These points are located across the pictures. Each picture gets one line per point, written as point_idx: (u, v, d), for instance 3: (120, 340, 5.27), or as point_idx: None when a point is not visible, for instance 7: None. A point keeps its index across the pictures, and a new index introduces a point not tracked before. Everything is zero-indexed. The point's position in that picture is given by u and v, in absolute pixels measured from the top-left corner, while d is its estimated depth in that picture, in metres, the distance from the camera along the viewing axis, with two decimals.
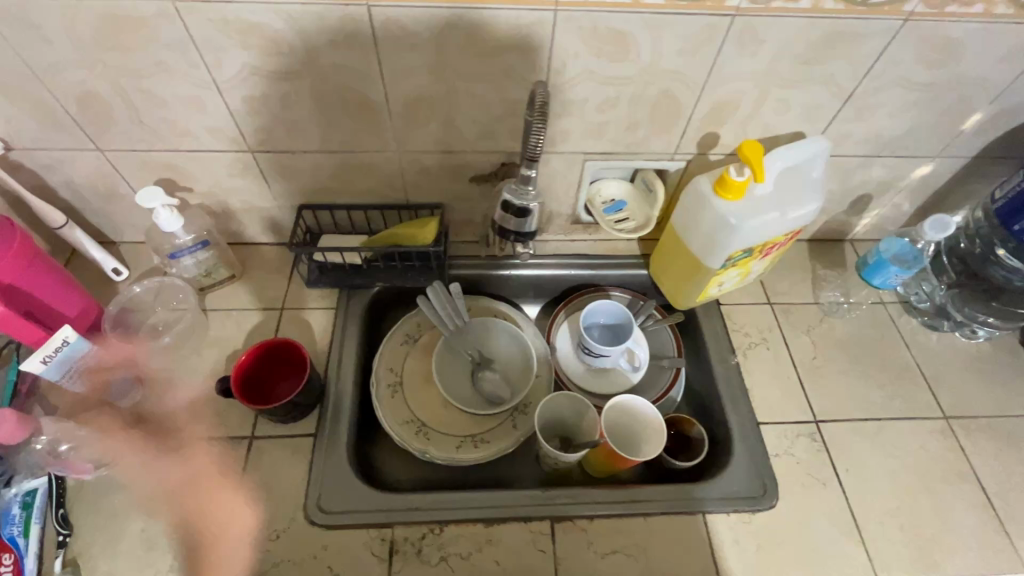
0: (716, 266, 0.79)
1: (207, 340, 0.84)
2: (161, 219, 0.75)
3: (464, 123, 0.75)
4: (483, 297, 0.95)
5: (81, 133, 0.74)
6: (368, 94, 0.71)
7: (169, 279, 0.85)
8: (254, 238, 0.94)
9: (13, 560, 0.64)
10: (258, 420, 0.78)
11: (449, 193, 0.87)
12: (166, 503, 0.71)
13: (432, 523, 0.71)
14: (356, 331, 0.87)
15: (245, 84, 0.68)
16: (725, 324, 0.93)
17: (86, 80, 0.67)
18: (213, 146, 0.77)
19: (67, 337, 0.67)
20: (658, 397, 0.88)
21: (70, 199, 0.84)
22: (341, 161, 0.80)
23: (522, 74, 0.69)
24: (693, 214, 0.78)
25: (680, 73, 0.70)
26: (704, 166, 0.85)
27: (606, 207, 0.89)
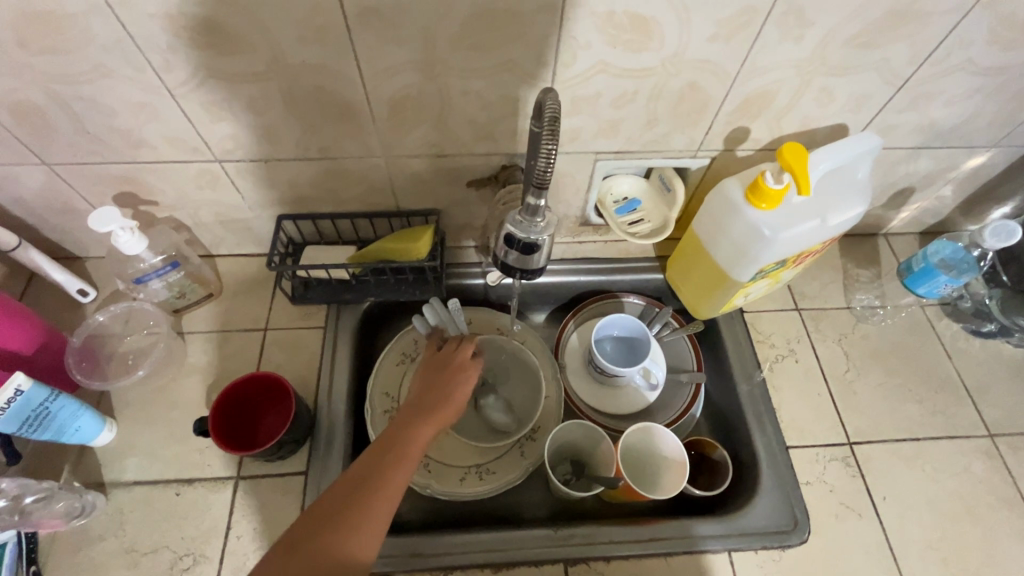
0: (744, 279, 0.71)
1: (185, 369, 0.77)
2: (122, 242, 0.67)
3: (459, 124, 0.65)
4: (485, 309, 0.86)
5: (22, 147, 0.65)
6: (348, 96, 0.61)
7: (138, 304, 0.77)
8: (232, 249, 0.85)
9: None
10: (244, 458, 0.71)
11: (444, 198, 0.78)
12: (147, 556, 0.65)
13: (436, 569, 0.66)
14: (347, 354, 0.79)
15: (203, 89, 0.59)
16: (750, 333, 0.85)
17: (17, 88, 0.57)
18: (175, 157, 0.68)
19: (20, 386, 0.58)
20: (678, 416, 0.80)
21: (22, 216, 0.75)
22: (320, 169, 0.71)
23: (527, 69, 0.59)
24: (720, 223, 0.70)
25: (710, 62, 0.60)
26: (730, 163, 0.76)
27: (618, 207, 0.78)
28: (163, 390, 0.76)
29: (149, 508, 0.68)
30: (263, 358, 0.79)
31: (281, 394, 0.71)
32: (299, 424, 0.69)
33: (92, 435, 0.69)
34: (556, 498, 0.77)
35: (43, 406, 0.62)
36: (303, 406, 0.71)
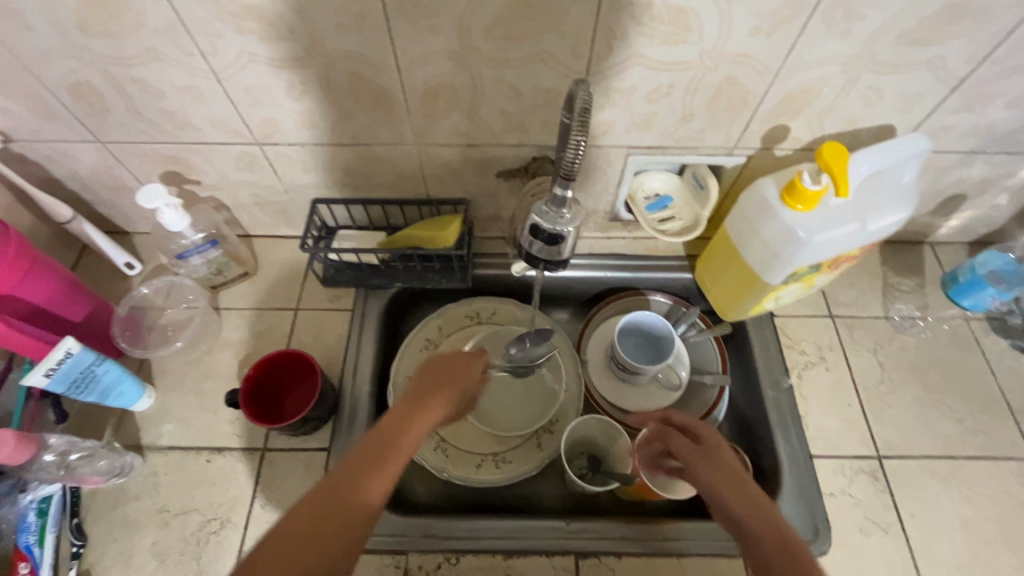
0: (776, 281, 0.69)
1: (220, 343, 0.81)
2: (166, 218, 0.70)
3: (490, 114, 0.66)
4: (509, 300, 0.87)
5: (79, 125, 0.68)
6: (384, 83, 0.62)
7: (179, 279, 0.81)
8: (268, 230, 0.88)
9: (29, 570, 0.62)
10: (271, 431, 0.74)
11: (474, 188, 0.78)
12: (178, 517, 0.69)
13: (447, 551, 0.67)
14: (373, 337, 0.81)
15: (245, 73, 0.61)
16: (779, 338, 0.83)
17: (76, 69, 0.60)
18: (218, 138, 0.70)
19: (69, 350, 0.62)
20: (699, 418, 0.79)
21: (77, 190, 0.80)
22: (354, 154, 0.72)
23: (561, 60, 0.59)
24: (753, 224, 0.68)
25: (750, 57, 0.58)
26: (767, 163, 0.74)
27: (649, 204, 0.78)
28: (199, 362, 0.79)
29: (181, 472, 0.72)
30: (293, 337, 0.81)
31: (307, 372, 0.74)
32: (322, 401, 0.71)
33: (132, 400, 0.73)
34: (572, 492, 0.77)
35: (90, 369, 0.66)
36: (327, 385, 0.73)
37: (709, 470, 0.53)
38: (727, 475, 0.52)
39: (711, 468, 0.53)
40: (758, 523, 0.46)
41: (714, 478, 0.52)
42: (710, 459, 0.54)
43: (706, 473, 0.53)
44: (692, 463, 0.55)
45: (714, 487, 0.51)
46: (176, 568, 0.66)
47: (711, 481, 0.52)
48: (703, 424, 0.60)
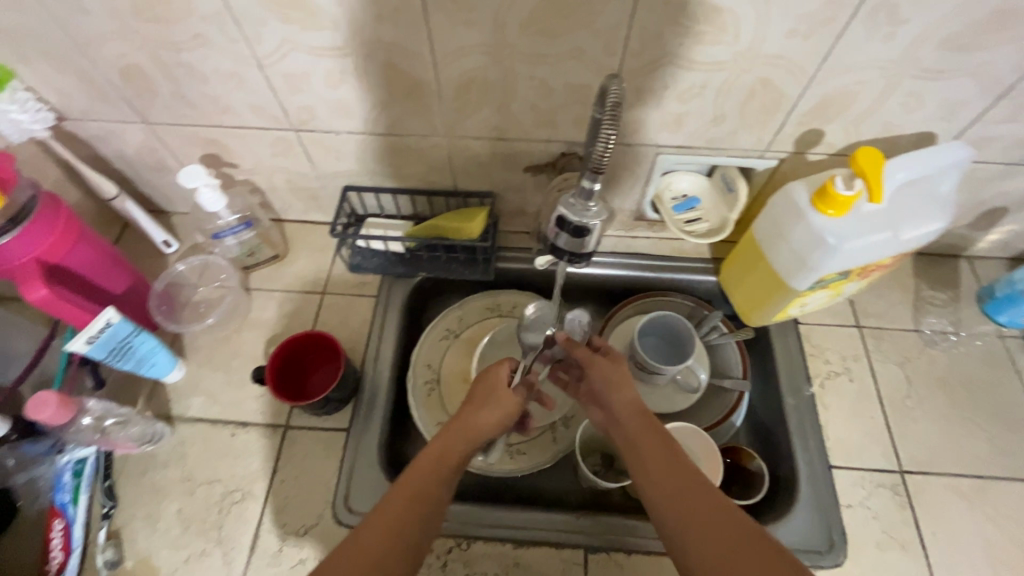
0: (802, 287, 0.68)
1: (249, 322, 0.83)
2: (204, 198, 0.73)
3: (521, 109, 0.66)
4: (530, 295, 0.88)
5: (128, 106, 0.72)
6: (418, 74, 0.63)
7: (213, 258, 0.84)
8: (299, 215, 0.91)
9: (63, 526, 0.66)
10: (293, 410, 0.77)
11: (501, 182, 0.79)
12: (202, 486, 0.72)
13: (459, 537, 0.68)
14: (396, 324, 0.83)
15: (286, 61, 0.63)
16: (803, 346, 0.81)
17: (127, 52, 0.63)
18: (256, 123, 0.72)
19: (109, 320, 0.65)
20: (716, 422, 0.78)
21: (122, 169, 0.83)
22: (386, 144, 0.74)
23: (594, 56, 0.59)
24: (780, 228, 0.67)
25: (786, 58, 0.58)
26: (799, 167, 0.72)
27: (675, 204, 0.77)
28: (228, 340, 0.82)
29: (207, 444, 0.75)
30: (318, 320, 0.84)
31: (331, 355, 0.76)
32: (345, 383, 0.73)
33: (164, 371, 0.76)
34: (585, 487, 0.77)
35: (127, 340, 0.69)
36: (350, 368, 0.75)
37: (620, 387, 0.62)
38: (631, 395, 0.61)
39: (620, 386, 0.62)
40: (652, 432, 0.56)
41: (625, 394, 0.61)
42: (615, 378, 0.63)
43: (617, 388, 0.62)
44: (602, 379, 0.63)
45: (622, 401, 0.60)
46: (199, 535, 0.69)
47: (618, 397, 0.61)
48: (607, 345, 0.68)
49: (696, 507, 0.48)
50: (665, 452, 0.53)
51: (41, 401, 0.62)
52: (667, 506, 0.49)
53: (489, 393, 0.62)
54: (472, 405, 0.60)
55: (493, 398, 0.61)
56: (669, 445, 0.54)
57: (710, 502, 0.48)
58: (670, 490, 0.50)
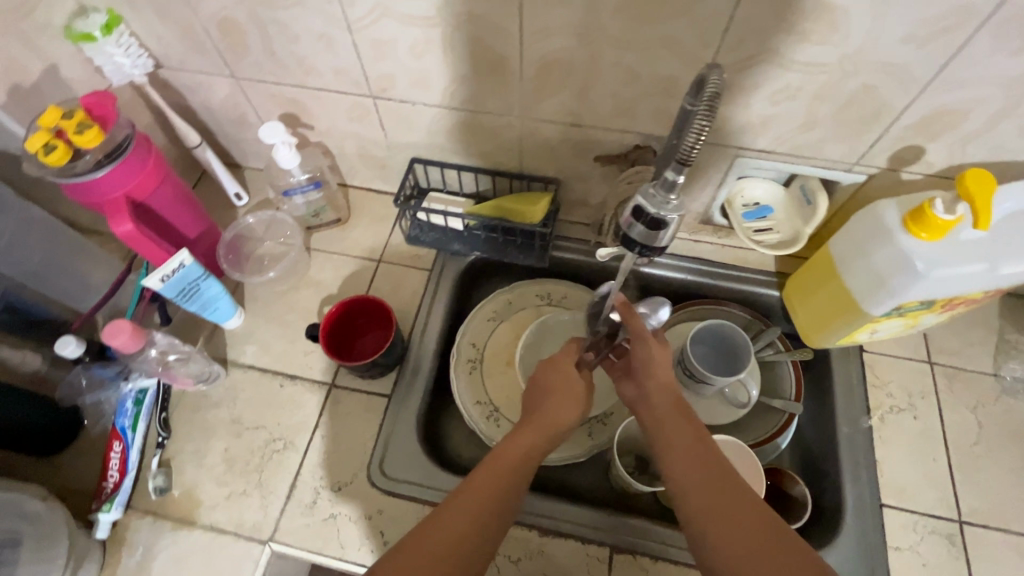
0: (877, 312, 0.64)
1: (306, 280, 0.86)
2: (280, 155, 0.75)
3: (601, 96, 0.65)
4: (581, 287, 0.86)
5: (220, 59, 0.74)
6: (503, 51, 0.62)
7: (280, 215, 0.87)
8: (364, 182, 0.92)
9: (121, 449, 0.71)
10: (340, 370, 0.79)
11: (568, 169, 0.78)
12: (248, 431, 0.75)
13: None
14: (445, 299, 0.83)
15: (375, 27, 0.63)
16: (865, 375, 0.77)
17: (227, 6, 0.65)
18: (338, 87, 0.74)
19: (183, 261, 0.69)
20: (760, 441, 0.75)
21: (206, 120, 0.87)
22: (460, 119, 0.74)
23: (688, 47, 0.57)
24: (861, 246, 0.63)
25: (896, 66, 0.54)
26: (889, 185, 0.68)
27: (746, 212, 0.74)
28: (285, 294, 0.85)
29: (257, 391, 0.78)
30: (371, 287, 0.85)
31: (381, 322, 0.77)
32: (392, 350, 0.74)
33: (224, 317, 0.80)
34: (615, 487, 0.76)
35: (196, 282, 0.72)
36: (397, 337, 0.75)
37: (663, 372, 0.58)
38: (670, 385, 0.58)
39: (662, 370, 0.58)
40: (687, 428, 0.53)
41: (666, 381, 0.58)
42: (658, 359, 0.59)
43: (657, 371, 0.58)
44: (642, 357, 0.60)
45: (659, 389, 0.57)
46: (241, 476, 0.72)
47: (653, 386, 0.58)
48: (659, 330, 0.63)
49: (726, 511, 0.46)
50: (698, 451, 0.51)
51: (116, 327, 0.65)
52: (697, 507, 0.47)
53: (559, 394, 0.59)
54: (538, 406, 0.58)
55: (559, 395, 0.59)
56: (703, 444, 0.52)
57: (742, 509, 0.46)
58: (703, 491, 0.48)
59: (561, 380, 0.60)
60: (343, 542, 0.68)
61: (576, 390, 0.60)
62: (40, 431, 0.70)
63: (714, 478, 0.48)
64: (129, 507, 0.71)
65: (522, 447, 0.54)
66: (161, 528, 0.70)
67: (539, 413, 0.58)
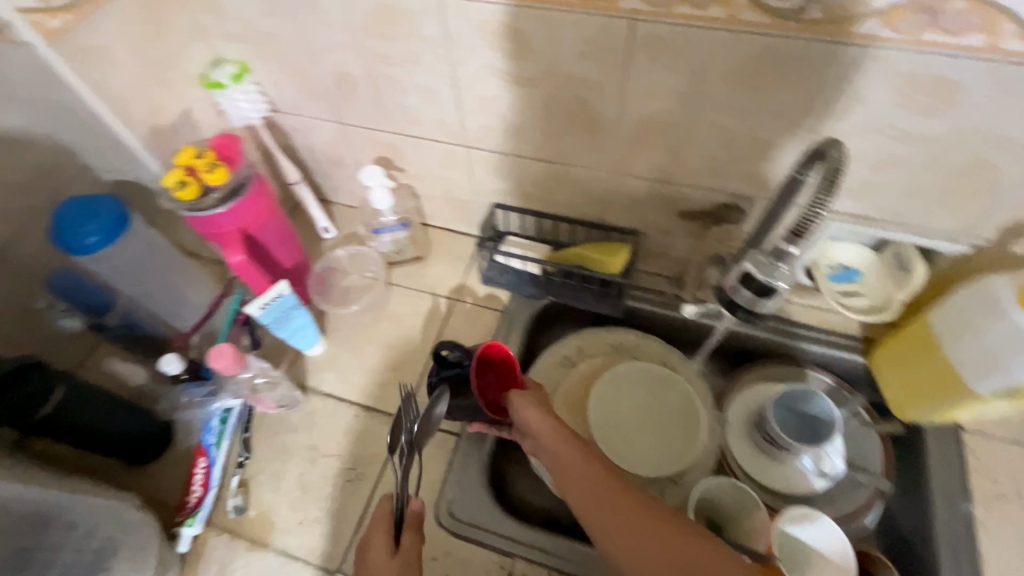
0: (985, 392, 0.61)
1: (385, 313, 0.89)
2: (375, 196, 0.80)
3: (694, 155, 0.66)
4: (654, 338, 0.84)
5: (330, 107, 0.81)
6: (599, 111, 0.65)
7: (367, 250, 0.92)
8: (444, 223, 0.96)
9: (205, 465, 0.74)
10: (413, 404, 0.80)
11: (650, 222, 0.79)
12: (324, 458, 0.77)
13: (552, 570, 0.67)
14: (518, 342, 0.84)
15: (481, 84, 0.67)
16: (964, 456, 0.72)
17: (347, 62, 0.72)
18: (435, 136, 0.78)
19: (281, 292, 0.73)
20: (845, 518, 0.72)
21: (307, 158, 0.93)
22: (547, 170, 0.77)
23: (790, 115, 0.58)
24: (969, 322, 0.61)
25: (1017, 142, 0.53)
26: (999, 261, 0.64)
27: (833, 274, 0.72)
28: (365, 327, 0.88)
29: (333, 419, 0.80)
30: (447, 325, 0.88)
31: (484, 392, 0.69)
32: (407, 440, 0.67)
33: (309, 345, 0.84)
34: None
35: (289, 311, 0.77)
36: (407, 416, 0.69)
37: (528, 410, 0.61)
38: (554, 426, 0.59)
39: (530, 410, 0.61)
40: (581, 462, 0.55)
41: (536, 417, 0.60)
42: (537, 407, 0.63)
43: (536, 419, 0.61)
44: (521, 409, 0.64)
45: (539, 425, 0.60)
46: (313, 503, 0.74)
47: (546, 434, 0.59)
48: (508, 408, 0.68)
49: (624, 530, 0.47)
50: (593, 484, 0.52)
51: (220, 350, 0.70)
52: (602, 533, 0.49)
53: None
54: None
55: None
56: (592, 474, 0.53)
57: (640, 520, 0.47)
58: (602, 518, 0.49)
59: (379, 567, 0.55)
60: None
61: (395, 571, 0.54)
62: (141, 442, 0.74)
63: (612, 500, 0.50)
64: (209, 523, 0.74)
65: None
66: (237, 548, 0.72)
67: None
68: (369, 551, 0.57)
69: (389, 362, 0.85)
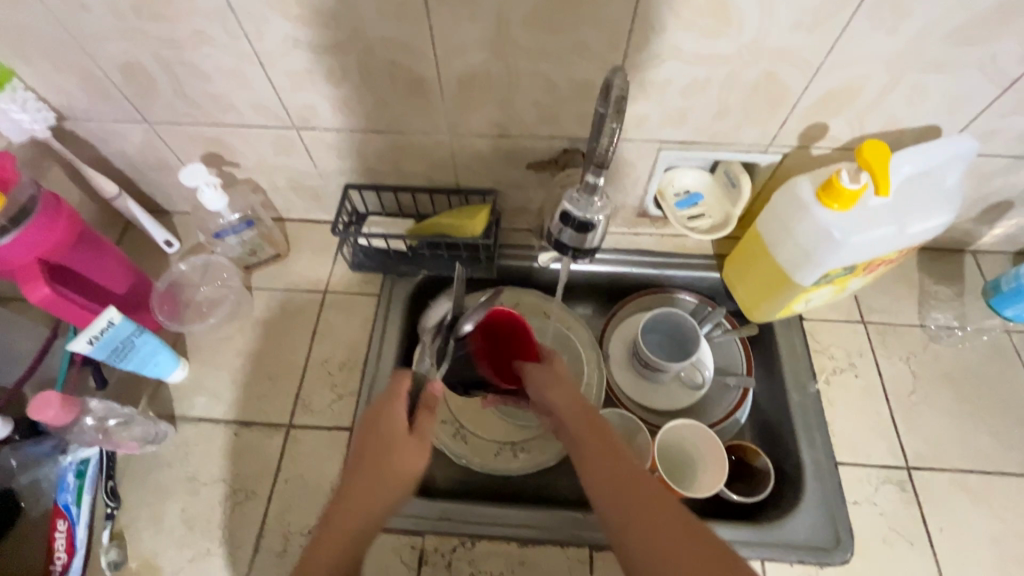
0: (806, 282, 0.68)
1: (251, 321, 0.83)
2: (206, 197, 0.73)
3: (524, 104, 0.66)
4: (531, 292, 0.85)
5: (129, 106, 0.71)
6: (420, 71, 0.63)
7: (216, 257, 0.84)
8: (301, 214, 0.90)
9: (66, 527, 0.66)
10: (298, 409, 0.76)
11: (503, 179, 0.79)
12: (207, 486, 0.72)
13: (464, 535, 0.68)
14: (398, 323, 0.82)
15: (288, 58, 0.62)
16: (807, 342, 0.81)
17: (128, 50, 0.63)
18: (259, 122, 0.72)
19: (112, 320, 0.65)
20: (720, 419, 0.78)
21: (122, 167, 0.83)
22: (388, 141, 0.74)
23: (598, 52, 0.59)
24: (784, 224, 0.67)
25: (792, 52, 0.58)
26: (803, 163, 0.72)
27: (679, 201, 0.77)
28: (231, 340, 0.82)
29: (211, 444, 0.74)
30: (321, 319, 0.83)
31: (491, 330, 0.68)
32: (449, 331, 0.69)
33: (167, 371, 0.76)
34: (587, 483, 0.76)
35: (129, 340, 0.69)
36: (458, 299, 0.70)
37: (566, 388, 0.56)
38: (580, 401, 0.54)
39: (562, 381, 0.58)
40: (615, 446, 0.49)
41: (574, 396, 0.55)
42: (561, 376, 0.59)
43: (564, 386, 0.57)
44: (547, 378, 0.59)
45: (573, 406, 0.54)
46: (203, 535, 0.69)
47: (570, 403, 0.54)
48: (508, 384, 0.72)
49: (667, 532, 0.40)
50: (629, 486, 0.44)
51: (44, 401, 0.62)
52: (634, 546, 0.41)
53: (387, 456, 0.50)
54: (362, 470, 0.49)
55: (378, 448, 0.50)
56: (634, 475, 0.45)
57: (667, 520, 0.41)
58: (638, 516, 0.42)
59: (390, 436, 0.51)
60: None
61: (407, 444, 0.51)
62: None
63: (650, 502, 0.43)
64: None
65: (345, 509, 0.48)
66: None
67: (358, 475, 0.49)
68: (378, 418, 0.53)
69: (265, 370, 0.79)
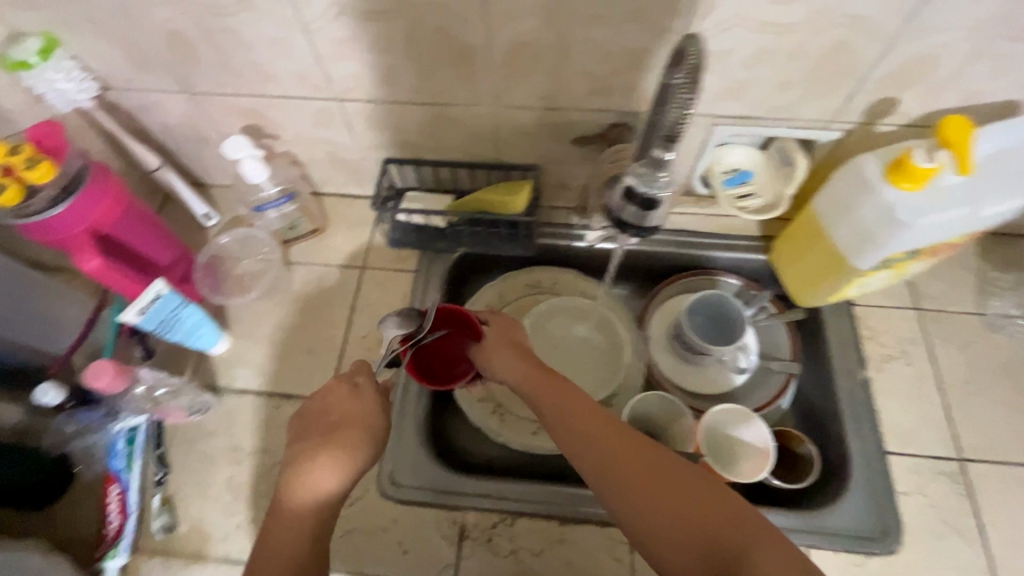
0: (865, 267, 0.65)
1: (290, 295, 0.83)
2: (248, 169, 0.73)
3: (573, 75, 0.63)
4: (569, 272, 0.85)
5: (171, 75, 0.70)
6: (467, 40, 0.61)
7: (255, 231, 0.85)
8: (338, 189, 0.89)
9: (119, 492, 0.68)
10: None
11: (546, 154, 0.77)
12: (251, 457, 0.73)
13: (504, 512, 0.68)
14: (437, 300, 0.81)
15: (333, 27, 0.61)
16: (857, 328, 0.78)
17: (171, 18, 0.62)
18: (300, 93, 0.71)
19: (159, 292, 0.66)
20: (763, 405, 0.76)
21: (163, 139, 0.82)
22: (430, 113, 0.72)
23: (656, 19, 0.56)
24: (844, 203, 0.64)
25: (866, 19, 0.54)
26: (866, 140, 0.68)
27: (727, 179, 0.74)
28: (271, 314, 0.82)
29: (253, 415, 0.75)
30: (359, 295, 0.83)
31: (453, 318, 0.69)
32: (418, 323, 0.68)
33: (210, 343, 0.77)
34: None
35: (175, 312, 0.69)
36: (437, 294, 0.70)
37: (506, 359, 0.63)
38: (575, 405, 0.55)
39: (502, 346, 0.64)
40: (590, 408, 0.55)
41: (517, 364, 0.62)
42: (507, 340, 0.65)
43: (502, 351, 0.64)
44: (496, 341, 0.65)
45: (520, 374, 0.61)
46: (249, 503, 0.70)
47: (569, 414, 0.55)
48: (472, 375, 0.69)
49: (640, 481, 0.48)
50: (603, 439, 0.52)
51: (98, 368, 0.63)
52: (613, 491, 0.49)
53: (358, 419, 0.58)
54: (340, 424, 0.57)
55: (352, 409, 0.59)
56: (610, 432, 0.52)
57: (647, 460, 0.50)
58: (619, 467, 0.50)
59: (357, 406, 0.59)
60: (363, 557, 0.67)
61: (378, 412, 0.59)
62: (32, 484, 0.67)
63: (618, 449, 0.51)
64: (135, 550, 0.69)
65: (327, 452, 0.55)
66: (172, 568, 0.68)
67: (336, 424, 0.58)
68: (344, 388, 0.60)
69: (304, 344, 0.80)
